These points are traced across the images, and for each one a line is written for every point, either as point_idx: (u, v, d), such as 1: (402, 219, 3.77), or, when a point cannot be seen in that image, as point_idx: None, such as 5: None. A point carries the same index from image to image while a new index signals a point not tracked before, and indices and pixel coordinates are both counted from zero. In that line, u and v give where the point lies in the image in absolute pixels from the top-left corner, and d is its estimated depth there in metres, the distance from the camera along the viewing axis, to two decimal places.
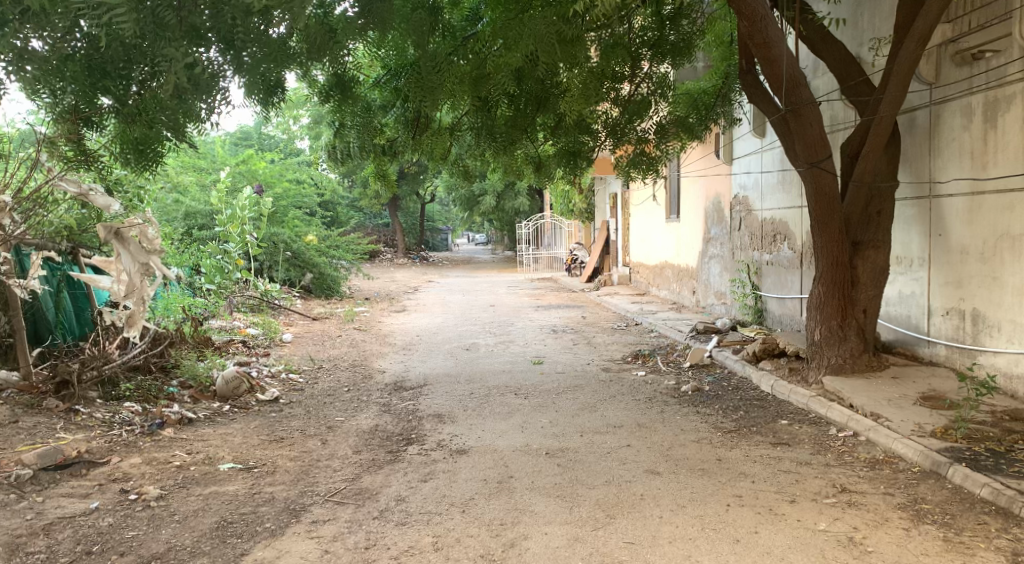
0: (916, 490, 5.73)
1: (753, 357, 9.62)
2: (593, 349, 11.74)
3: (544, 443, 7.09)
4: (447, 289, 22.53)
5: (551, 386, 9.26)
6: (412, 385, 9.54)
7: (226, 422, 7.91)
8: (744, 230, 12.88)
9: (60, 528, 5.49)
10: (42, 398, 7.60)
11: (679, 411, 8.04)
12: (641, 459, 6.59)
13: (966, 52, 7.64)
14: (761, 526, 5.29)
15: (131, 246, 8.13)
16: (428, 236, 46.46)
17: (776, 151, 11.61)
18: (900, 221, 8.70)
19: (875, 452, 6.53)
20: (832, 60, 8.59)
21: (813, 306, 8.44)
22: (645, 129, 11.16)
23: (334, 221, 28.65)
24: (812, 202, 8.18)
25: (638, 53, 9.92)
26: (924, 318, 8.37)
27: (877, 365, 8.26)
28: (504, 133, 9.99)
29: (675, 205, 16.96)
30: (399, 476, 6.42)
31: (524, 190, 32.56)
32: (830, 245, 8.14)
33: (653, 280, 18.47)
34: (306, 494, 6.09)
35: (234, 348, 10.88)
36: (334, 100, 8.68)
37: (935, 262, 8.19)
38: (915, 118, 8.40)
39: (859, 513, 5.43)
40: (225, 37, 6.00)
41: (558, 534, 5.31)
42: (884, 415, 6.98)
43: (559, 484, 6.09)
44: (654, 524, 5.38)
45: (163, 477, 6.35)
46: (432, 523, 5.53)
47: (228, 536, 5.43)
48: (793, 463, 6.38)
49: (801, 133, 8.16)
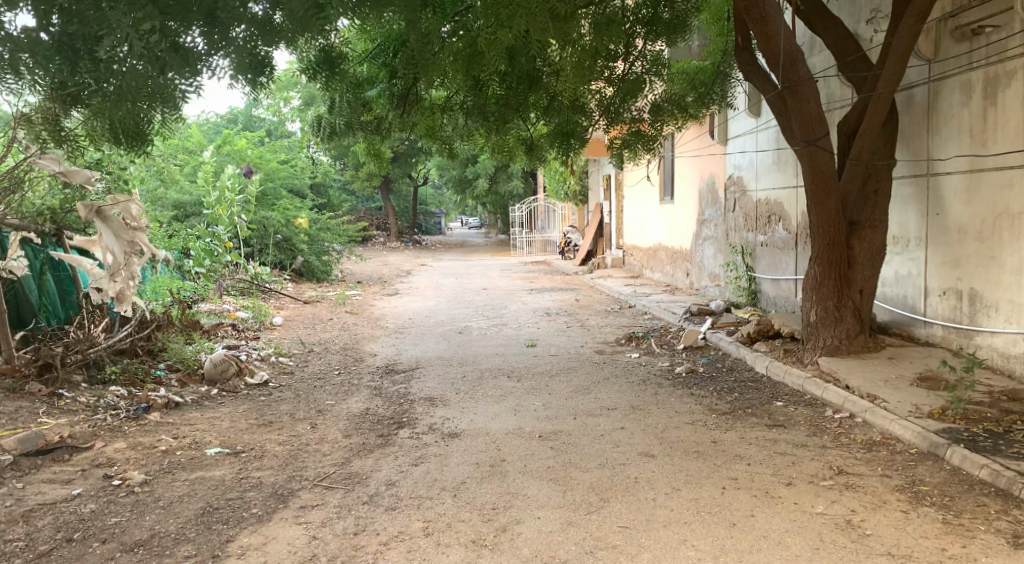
0: (914, 472, 5.64)
1: (747, 338, 9.52)
2: (586, 332, 11.63)
3: (537, 426, 6.99)
4: (441, 273, 22.40)
5: (544, 368, 9.18)
6: (404, 369, 9.43)
7: (214, 406, 7.80)
8: (738, 211, 12.77)
9: (41, 515, 5.36)
10: (26, 382, 7.44)
11: (673, 393, 7.94)
12: (635, 441, 6.49)
13: (965, 27, 7.51)
14: (757, 510, 5.19)
15: (114, 225, 8.19)
16: (421, 219, 46.26)
17: (771, 131, 11.48)
18: (897, 201, 8.58)
19: (872, 433, 6.44)
20: (828, 37, 8.45)
21: (810, 286, 8.33)
22: (640, 109, 11.04)
23: (326, 205, 28.50)
24: (808, 180, 8.04)
25: (632, 31, 9.76)
26: (921, 298, 8.27)
27: (873, 346, 8.15)
28: (496, 112, 9.87)
29: (669, 187, 16.83)
30: (389, 460, 6.31)
31: (517, 172, 32.38)
32: (828, 225, 8.02)
33: (646, 263, 18.36)
34: (294, 479, 5.97)
35: (223, 331, 10.75)
36: (320, 80, 8.50)
37: (932, 241, 8.08)
38: (913, 95, 8.27)
39: (857, 496, 5.34)
40: (206, 14, 5.84)
41: (551, 519, 5.21)
42: (881, 396, 6.89)
43: (553, 467, 5.99)
44: (648, 508, 5.28)
45: (148, 462, 6.23)
46: (423, 508, 5.42)
47: (213, 523, 5.31)
48: (789, 445, 6.29)
49: (798, 110, 8.02)
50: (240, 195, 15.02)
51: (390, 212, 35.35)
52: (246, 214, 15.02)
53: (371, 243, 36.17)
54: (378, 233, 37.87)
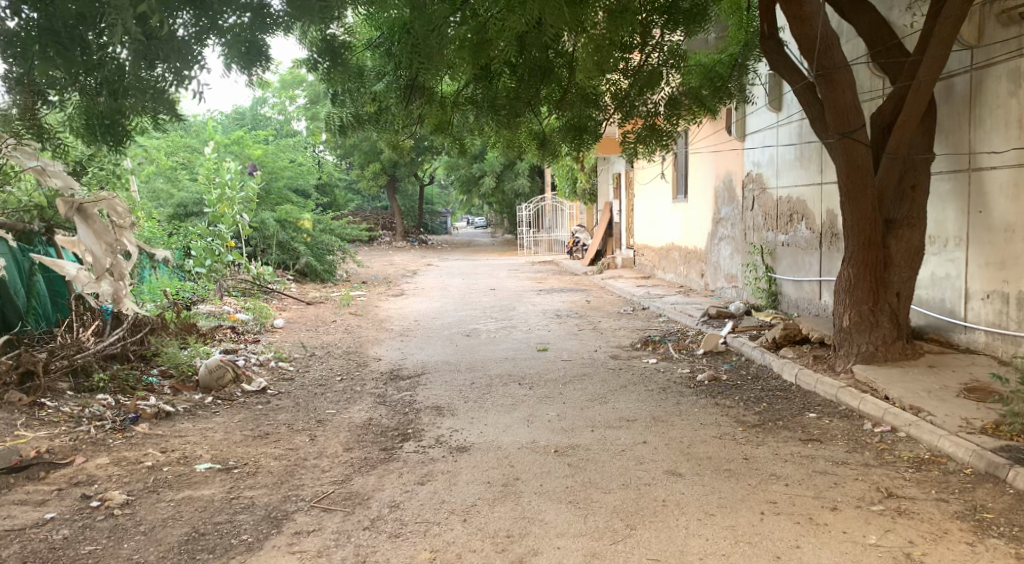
0: (974, 496, 5.13)
1: (773, 344, 8.98)
2: (600, 335, 11.11)
3: (553, 440, 6.46)
4: (447, 273, 21.91)
5: (557, 375, 8.65)
6: (409, 374, 8.93)
7: (208, 416, 7.29)
8: (757, 209, 12.21)
9: (8, 543, 4.87)
10: (5, 391, 6.98)
11: (696, 404, 7.40)
12: (660, 458, 5.97)
13: (1014, 11, 6.96)
14: (803, 540, 4.69)
15: (96, 225, 7.85)
16: (427, 220, 45.93)
17: (791, 126, 10.98)
18: (934, 197, 8.05)
19: (918, 450, 5.92)
20: (862, 24, 7.90)
21: (842, 289, 7.80)
22: (656, 102, 10.33)
23: (331, 203, 28.07)
24: (842, 176, 7.51)
25: (649, 20, 9.02)
26: (961, 302, 7.74)
27: (911, 353, 7.61)
28: (507, 107, 9.15)
29: (682, 184, 16.31)
30: (393, 477, 5.80)
31: (525, 170, 31.90)
32: (862, 223, 7.48)
33: (658, 264, 17.84)
34: (289, 500, 5.47)
35: (221, 334, 10.26)
36: (316, 74, 7.60)
37: (974, 240, 7.55)
38: (953, 85, 7.71)
39: (913, 524, 4.83)
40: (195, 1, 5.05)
41: (573, 549, 4.70)
42: (926, 408, 6.37)
43: (571, 487, 5.47)
44: (681, 538, 4.77)
45: (132, 480, 5.74)
46: (430, 535, 4.92)
47: (199, 552, 4.82)
48: (828, 463, 5.76)
49: (832, 101, 7.49)
50: (243, 193, 14.60)
51: (395, 211, 34.89)
52: (246, 213, 14.50)
53: (377, 243, 35.73)
54: (384, 233, 37.45)
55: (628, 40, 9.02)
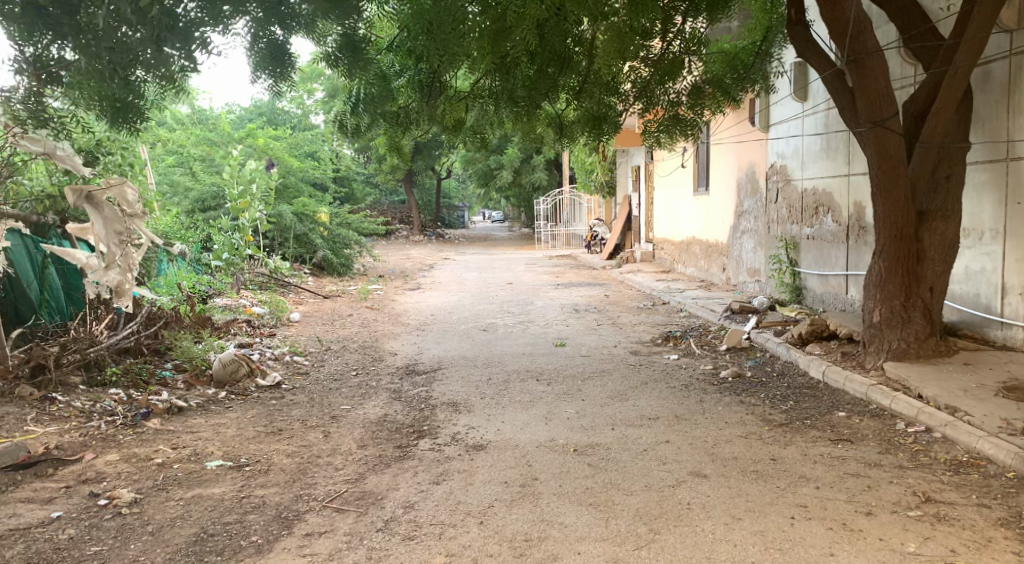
0: (1017, 502, 4.88)
1: (798, 340, 8.74)
2: (620, 330, 10.87)
3: (572, 438, 6.26)
4: (464, 269, 21.01)
5: (576, 370, 8.46)
6: (425, 369, 8.76)
7: (221, 411, 7.14)
8: (781, 202, 11.93)
9: (10, 544, 4.73)
10: (16, 384, 6.83)
11: (720, 401, 7.16)
12: (683, 458, 5.75)
13: None
14: (836, 548, 4.47)
15: (107, 212, 7.62)
16: (444, 213, 45.84)
17: (818, 116, 10.68)
18: (968, 189, 7.77)
19: (956, 451, 5.68)
20: (893, 9, 7.62)
21: (872, 283, 7.55)
22: (679, 91, 10.01)
23: (348, 197, 27.97)
24: (873, 166, 7.26)
25: (672, 9, 8.77)
26: (997, 297, 7.46)
27: (945, 350, 7.36)
28: (525, 96, 8.94)
29: (702, 176, 16.01)
30: (407, 476, 5.63)
31: (543, 163, 31.69)
32: (894, 216, 7.23)
33: (678, 257, 17.59)
34: (302, 499, 5.30)
35: (236, 328, 10.12)
36: (337, 70, 7.30)
37: (1012, 233, 7.27)
38: (990, 72, 7.43)
39: (954, 532, 4.60)
40: None
41: (594, 555, 4.51)
42: (962, 408, 6.12)
43: (592, 489, 5.27)
44: (708, 543, 4.56)
45: (141, 478, 5.58)
46: (445, 538, 4.74)
47: (206, 553, 4.66)
48: (861, 465, 5.53)
49: (863, 87, 7.22)
50: (264, 189, 14.53)
51: (413, 205, 34.80)
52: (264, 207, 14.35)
53: (394, 236, 35.65)
54: (401, 227, 37.34)
55: (650, 27, 8.66)
